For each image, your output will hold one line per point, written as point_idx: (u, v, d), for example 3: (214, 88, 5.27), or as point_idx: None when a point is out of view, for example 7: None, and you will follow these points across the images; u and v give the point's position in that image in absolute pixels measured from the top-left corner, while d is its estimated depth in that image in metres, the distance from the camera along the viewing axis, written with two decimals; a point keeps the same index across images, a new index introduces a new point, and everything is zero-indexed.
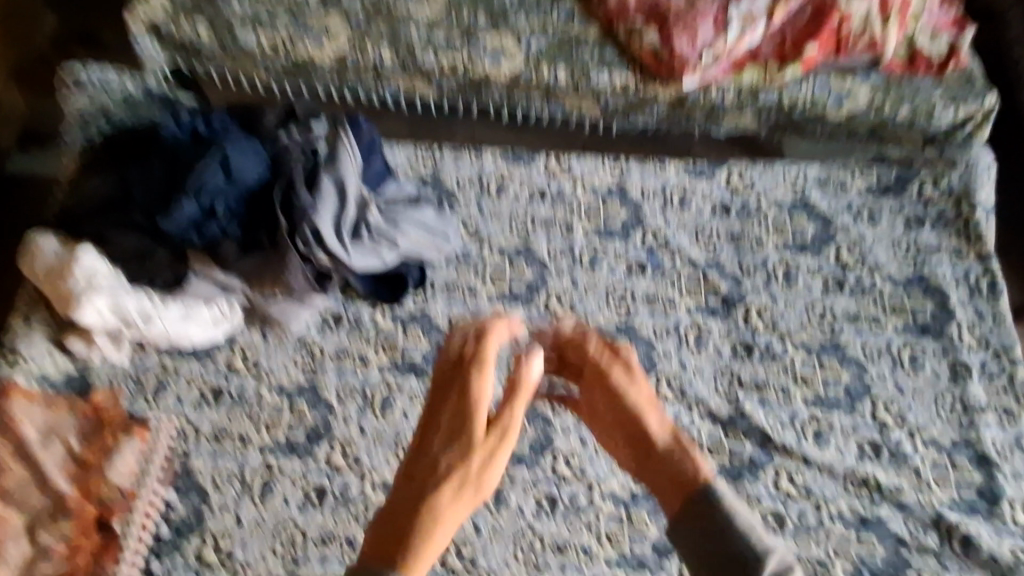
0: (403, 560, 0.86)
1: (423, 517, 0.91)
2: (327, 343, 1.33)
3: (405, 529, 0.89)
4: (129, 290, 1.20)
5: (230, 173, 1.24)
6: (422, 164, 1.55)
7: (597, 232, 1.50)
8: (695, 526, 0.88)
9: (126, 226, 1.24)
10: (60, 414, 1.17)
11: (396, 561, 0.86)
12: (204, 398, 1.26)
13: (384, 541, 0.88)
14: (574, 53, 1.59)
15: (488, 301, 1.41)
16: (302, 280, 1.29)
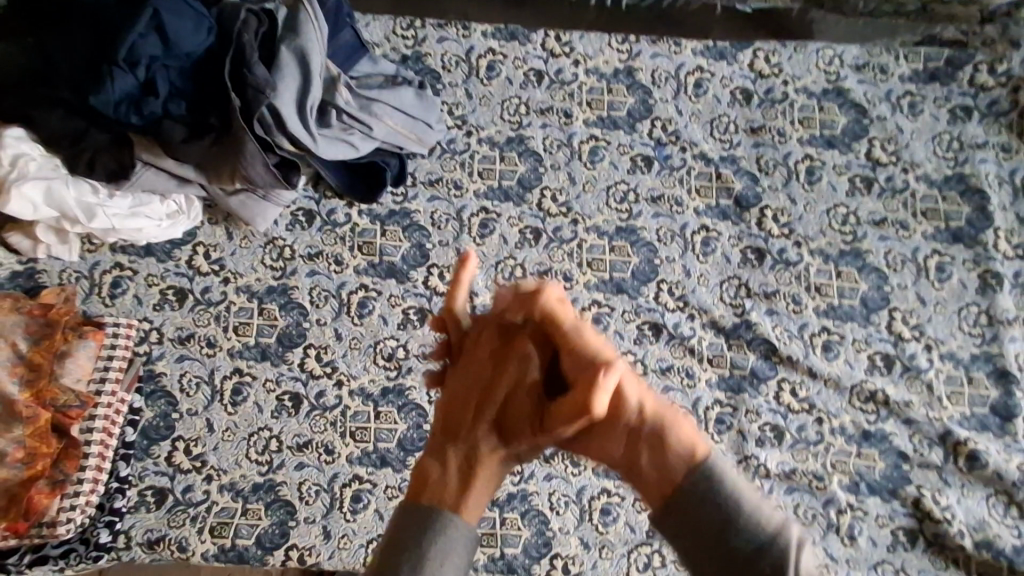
0: (453, 498, 0.59)
1: (467, 471, 0.62)
2: (298, 243, 1.21)
3: (433, 484, 0.61)
4: (66, 180, 1.09)
5: (165, 38, 1.06)
6: (402, 42, 1.35)
7: (600, 121, 1.33)
8: (710, 520, 0.55)
9: (52, 102, 1.09)
10: (4, 315, 1.06)
11: (446, 502, 0.59)
12: (166, 299, 1.16)
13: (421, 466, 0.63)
14: None
15: (475, 198, 1.27)
16: (263, 170, 1.13)
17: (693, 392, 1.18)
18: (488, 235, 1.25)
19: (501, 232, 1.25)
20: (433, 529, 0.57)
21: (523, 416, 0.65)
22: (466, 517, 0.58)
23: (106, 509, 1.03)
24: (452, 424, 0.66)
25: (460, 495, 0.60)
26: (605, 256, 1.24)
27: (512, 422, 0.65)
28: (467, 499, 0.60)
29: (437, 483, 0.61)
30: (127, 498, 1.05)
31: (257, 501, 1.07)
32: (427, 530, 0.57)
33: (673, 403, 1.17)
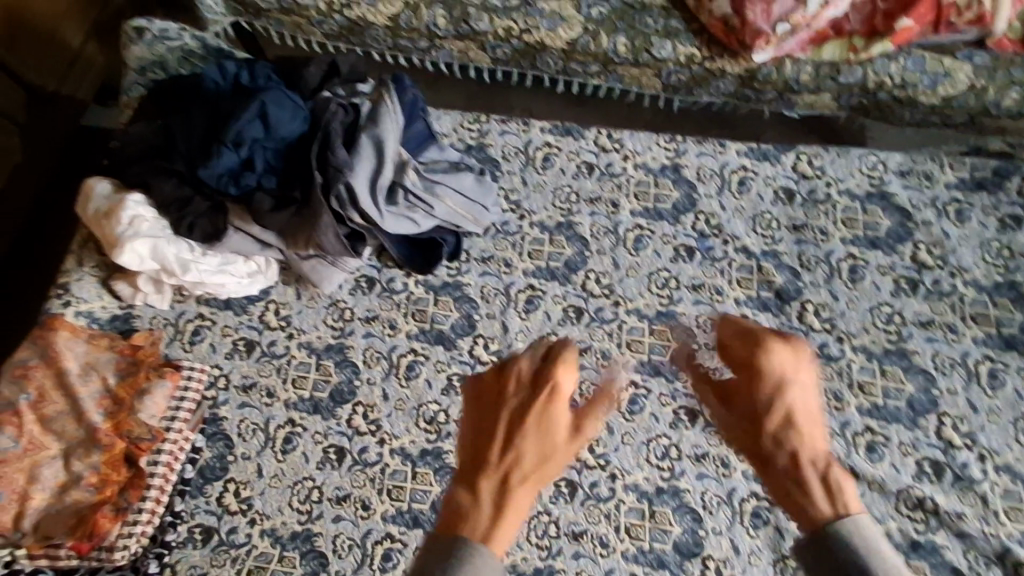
0: (482, 532, 0.66)
1: (505, 478, 0.72)
2: (358, 306, 1.32)
3: (468, 515, 0.68)
4: (169, 238, 1.24)
5: (267, 123, 1.23)
6: (468, 133, 1.50)
7: (645, 212, 1.41)
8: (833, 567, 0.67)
9: (167, 174, 1.27)
10: (100, 351, 1.20)
11: (476, 534, 0.66)
12: (236, 348, 1.28)
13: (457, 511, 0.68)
14: (636, 21, 1.58)
15: (523, 275, 1.36)
16: (334, 239, 1.24)
17: (728, 481, 1.17)
18: (533, 310, 1.32)
19: (545, 308, 1.33)
20: (464, 551, 0.64)
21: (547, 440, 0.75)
22: (493, 548, 0.64)
23: (158, 541, 1.10)
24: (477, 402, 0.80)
25: (490, 528, 0.66)
26: (644, 338, 1.29)
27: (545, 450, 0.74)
28: (497, 531, 0.66)
29: (470, 512, 0.68)
30: (177, 533, 1.12)
31: (293, 549, 1.12)
32: (455, 548, 0.64)
33: (707, 491, 1.16)
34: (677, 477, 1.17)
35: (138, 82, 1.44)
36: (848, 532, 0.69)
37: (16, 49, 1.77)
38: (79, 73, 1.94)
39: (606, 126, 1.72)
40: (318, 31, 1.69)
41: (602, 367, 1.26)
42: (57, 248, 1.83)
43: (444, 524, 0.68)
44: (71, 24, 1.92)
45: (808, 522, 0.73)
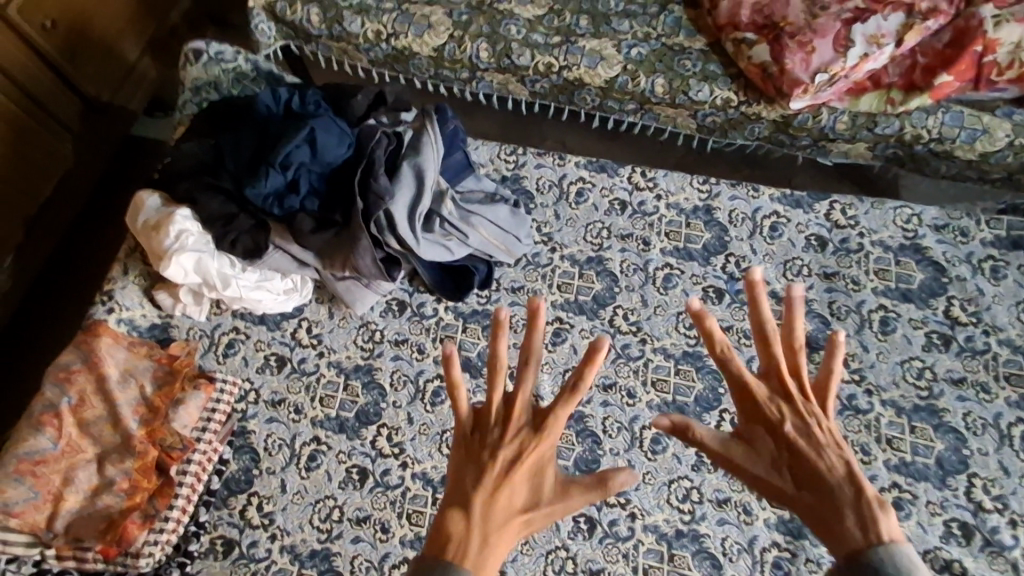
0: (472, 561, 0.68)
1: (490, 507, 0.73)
2: (388, 328, 1.36)
3: (456, 540, 0.70)
4: (212, 253, 1.27)
5: (315, 148, 1.24)
6: (504, 164, 1.53)
7: (676, 251, 1.43)
8: None
9: (214, 190, 1.29)
10: (139, 359, 1.23)
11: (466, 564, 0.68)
12: (268, 363, 1.31)
13: (444, 534, 0.71)
14: (675, 62, 1.61)
15: (552, 307, 1.38)
16: (370, 263, 1.25)
17: (750, 529, 1.15)
18: (560, 342, 1.35)
19: (572, 342, 1.35)
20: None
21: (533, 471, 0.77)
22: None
23: (181, 550, 1.13)
24: (467, 426, 0.80)
25: (480, 557, 0.69)
26: (669, 377, 1.29)
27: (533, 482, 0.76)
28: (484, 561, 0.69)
29: (462, 542, 0.70)
30: (200, 543, 1.14)
31: (312, 567, 1.13)
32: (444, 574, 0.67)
33: (728, 537, 1.15)
34: (697, 521, 1.16)
35: (192, 100, 1.51)
36: (882, 558, 0.68)
37: (79, 61, 1.86)
38: (130, 87, 2.05)
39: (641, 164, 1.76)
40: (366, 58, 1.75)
41: (626, 405, 1.27)
42: (104, 252, 1.95)
43: (435, 545, 0.70)
44: (129, 40, 2.02)
45: (838, 545, 0.71)
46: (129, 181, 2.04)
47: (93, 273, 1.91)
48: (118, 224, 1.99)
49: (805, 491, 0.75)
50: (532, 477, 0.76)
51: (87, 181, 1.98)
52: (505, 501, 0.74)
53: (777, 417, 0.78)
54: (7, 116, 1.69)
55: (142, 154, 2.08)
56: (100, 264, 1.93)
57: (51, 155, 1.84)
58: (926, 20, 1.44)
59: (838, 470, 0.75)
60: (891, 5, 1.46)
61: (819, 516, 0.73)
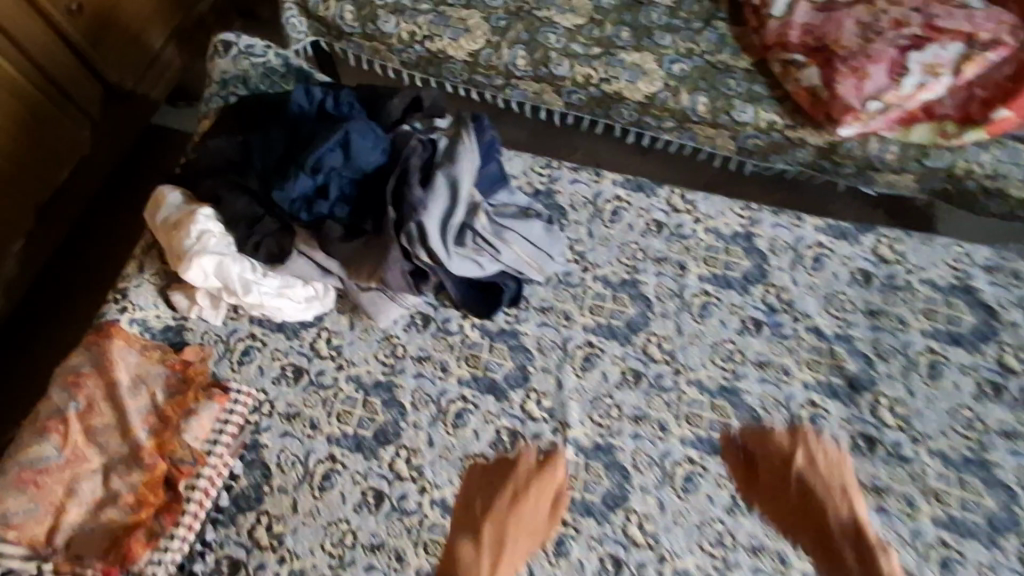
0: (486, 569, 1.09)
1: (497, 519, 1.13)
2: (411, 343, 1.30)
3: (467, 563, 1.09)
4: (235, 257, 1.21)
5: (348, 152, 1.18)
6: (538, 177, 1.48)
7: (713, 278, 1.37)
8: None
9: (240, 190, 1.24)
10: (151, 364, 1.19)
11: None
12: (284, 374, 1.26)
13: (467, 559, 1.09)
14: (719, 80, 1.56)
15: (582, 331, 1.32)
16: (399, 276, 1.21)
17: None
18: (590, 368, 1.28)
19: (602, 368, 1.28)
20: None
21: (522, 508, 1.13)
22: None
23: (185, 570, 1.06)
24: (476, 474, 1.18)
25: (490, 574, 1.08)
26: (704, 413, 1.23)
27: (520, 518, 1.13)
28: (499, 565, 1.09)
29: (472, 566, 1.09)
30: (205, 563, 1.07)
31: None
32: None
33: None
34: (731, 569, 1.10)
35: (218, 94, 1.45)
36: None
37: (102, 47, 1.82)
38: (155, 75, 2.00)
39: (673, 183, 1.70)
40: (400, 57, 1.68)
41: (657, 439, 1.21)
42: (120, 243, 1.92)
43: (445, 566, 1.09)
44: (156, 29, 1.99)
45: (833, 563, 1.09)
46: (150, 174, 2.01)
47: (107, 265, 1.89)
48: (137, 215, 1.96)
49: (811, 528, 1.12)
50: (522, 529, 1.12)
51: (104, 170, 1.91)
52: (503, 541, 1.11)
53: (795, 475, 1.15)
54: (23, 97, 1.64)
55: (167, 145, 2.07)
56: (117, 255, 1.90)
57: (66, 140, 1.78)
58: (986, 51, 1.38)
59: (844, 513, 1.12)
60: (951, 35, 1.42)
61: (826, 543, 1.10)
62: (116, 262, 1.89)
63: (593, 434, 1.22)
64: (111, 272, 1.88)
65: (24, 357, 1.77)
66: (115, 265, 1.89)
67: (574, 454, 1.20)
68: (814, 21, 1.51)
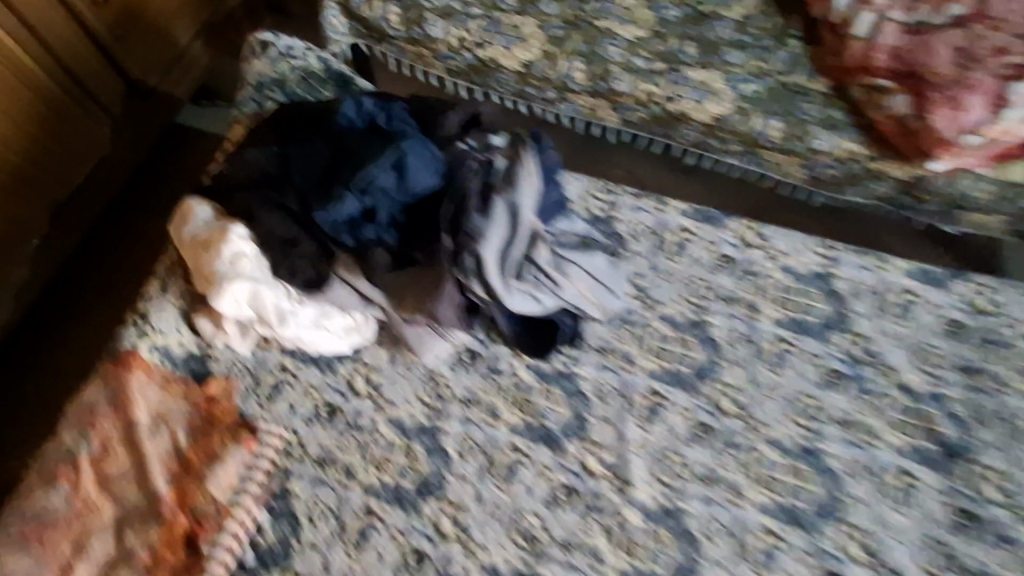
0: None
1: None
2: (458, 384, 1.19)
3: None
4: (269, 282, 1.08)
5: (402, 173, 1.05)
6: (597, 203, 1.36)
7: (789, 323, 1.25)
8: None
9: (277, 207, 1.11)
10: (173, 400, 1.09)
11: None
12: (318, 414, 1.14)
13: None
14: (794, 104, 1.43)
15: (645, 376, 1.21)
16: (451, 313, 1.07)
17: None
18: (655, 420, 1.17)
19: (668, 420, 1.17)
20: None
21: None
22: None
23: None
24: None
25: None
26: (782, 476, 1.11)
27: None
28: None
29: None
30: None
31: None
32: None
33: None
34: None
35: (253, 98, 1.33)
36: None
37: (127, 41, 1.72)
38: (180, 72, 1.90)
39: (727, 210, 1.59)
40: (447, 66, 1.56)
41: (731, 504, 1.09)
42: (141, 249, 1.81)
43: None
44: (182, 24, 1.90)
45: None
46: (174, 177, 1.92)
47: (118, 275, 1.78)
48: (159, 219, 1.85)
49: None
50: None
51: (124, 172, 1.79)
52: None
53: None
54: (39, 92, 1.53)
55: (193, 145, 1.97)
56: (137, 262, 1.79)
57: (84, 138, 1.67)
58: None
59: None
60: None
61: None
62: (129, 272, 1.79)
63: (660, 496, 1.09)
64: (122, 282, 1.77)
65: (37, 367, 1.67)
66: (127, 274, 1.78)
67: (638, 518, 1.08)
68: (903, 45, 1.37)
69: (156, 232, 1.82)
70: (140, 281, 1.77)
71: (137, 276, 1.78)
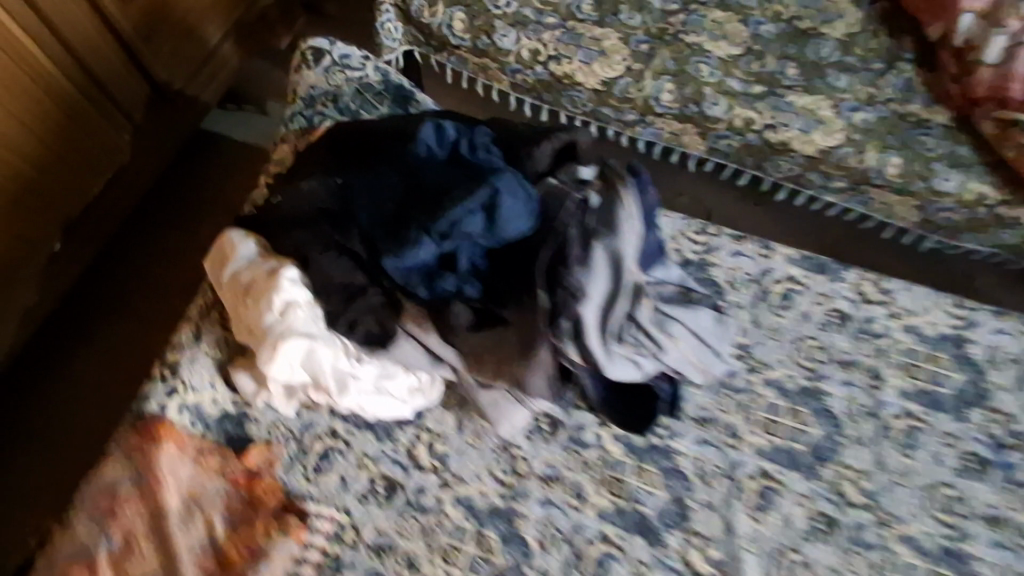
0: None
1: None
2: (536, 457, 1.02)
3: None
4: (327, 338, 0.92)
5: (492, 217, 0.87)
6: (690, 245, 1.20)
7: (918, 394, 1.08)
8: None
9: (337, 249, 0.95)
10: (208, 477, 0.93)
11: None
12: (373, 490, 0.96)
13: None
14: (911, 137, 1.26)
15: (754, 454, 1.04)
16: (543, 383, 0.90)
17: None
18: (767, 508, 1.00)
19: (783, 509, 1.00)
20: None
21: None
22: None
23: None
24: None
25: None
26: None
27: None
28: None
29: None
30: None
31: None
32: None
33: None
34: None
35: (303, 112, 1.16)
36: None
37: (155, 41, 1.56)
38: (210, 76, 1.74)
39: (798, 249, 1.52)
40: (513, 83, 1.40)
41: None
42: (163, 270, 1.67)
43: None
44: (214, 21, 1.74)
45: None
46: (200, 190, 1.77)
47: (131, 296, 1.64)
48: (183, 237, 1.71)
49: None
50: None
51: (144, 183, 1.63)
52: None
53: None
54: (57, 95, 1.37)
55: (223, 155, 1.82)
56: (159, 285, 1.65)
57: (105, 147, 1.50)
58: None
59: None
60: None
61: None
62: (144, 292, 1.65)
63: None
64: (139, 306, 1.63)
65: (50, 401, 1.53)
66: (146, 298, 1.64)
67: None
68: None
69: (178, 251, 1.69)
70: (156, 304, 1.63)
71: (153, 298, 1.64)
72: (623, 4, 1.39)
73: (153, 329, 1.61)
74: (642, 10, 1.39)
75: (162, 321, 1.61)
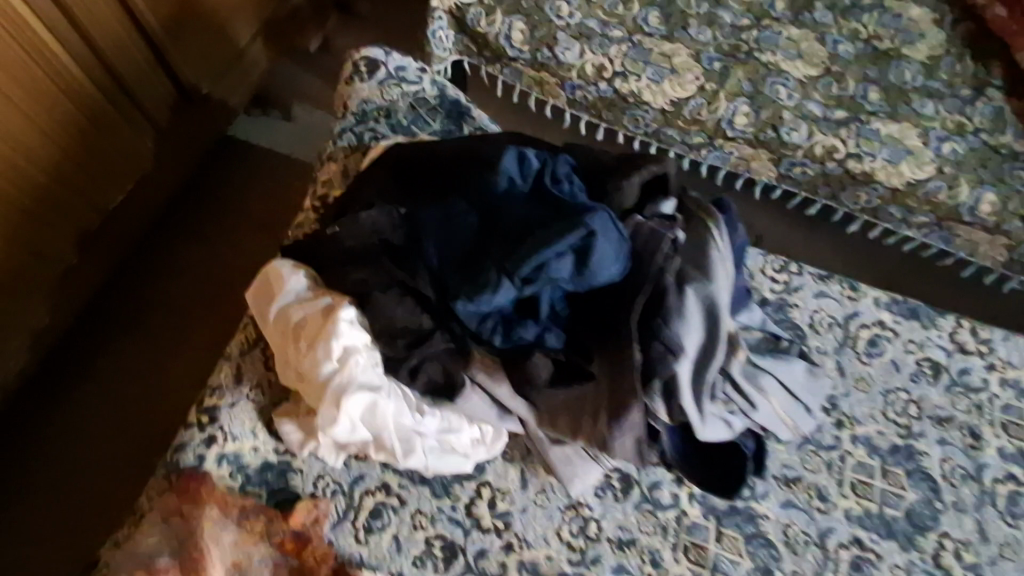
0: None
1: None
2: (607, 519, 0.92)
3: None
4: (389, 390, 0.83)
5: (583, 261, 0.78)
6: (769, 282, 1.10)
7: (1020, 456, 0.99)
8: None
9: (400, 287, 0.85)
10: (254, 543, 0.83)
11: None
12: (430, 555, 0.87)
13: None
14: (1006, 173, 1.16)
15: (847, 520, 0.94)
16: (630, 445, 0.82)
17: None
18: None
19: None
20: None
21: None
22: None
23: None
24: None
25: None
26: None
27: None
28: None
29: None
30: None
31: None
32: None
33: None
34: None
35: (352, 129, 1.06)
36: None
37: (184, 39, 1.46)
38: (238, 77, 1.65)
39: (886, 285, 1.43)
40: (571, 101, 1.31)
41: None
42: (184, 284, 1.58)
43: None
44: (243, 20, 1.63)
45: None
46: (222, 199, 1.67)
47: (151, 312, 1.55)
48: (205, 250, 1.62)
49: None
50: None
51: (164, 193, 1.52)
52: None
53: None
54: (82, 100, 1.27)
55: (246, 161, 1.72)
56: (180, 300, 1.57)
57: (129, 155, 1.41)
58: None
59: None
60: None
61: None
62: (162, 310, 1.56)
63: None
64: (158, 322, 1.54)
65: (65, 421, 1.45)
66: (167, 315, 1.56)
67: None
68: None
69: (201, 265, 1.60)
70: (177, 322, 1.55)
71: (171, 316, 1.55)
72: (692, 17, 1.29)
73: (169, 349, 1.52)
74: (712, 24, 1.29)
75: (181, 341, 1.53)
